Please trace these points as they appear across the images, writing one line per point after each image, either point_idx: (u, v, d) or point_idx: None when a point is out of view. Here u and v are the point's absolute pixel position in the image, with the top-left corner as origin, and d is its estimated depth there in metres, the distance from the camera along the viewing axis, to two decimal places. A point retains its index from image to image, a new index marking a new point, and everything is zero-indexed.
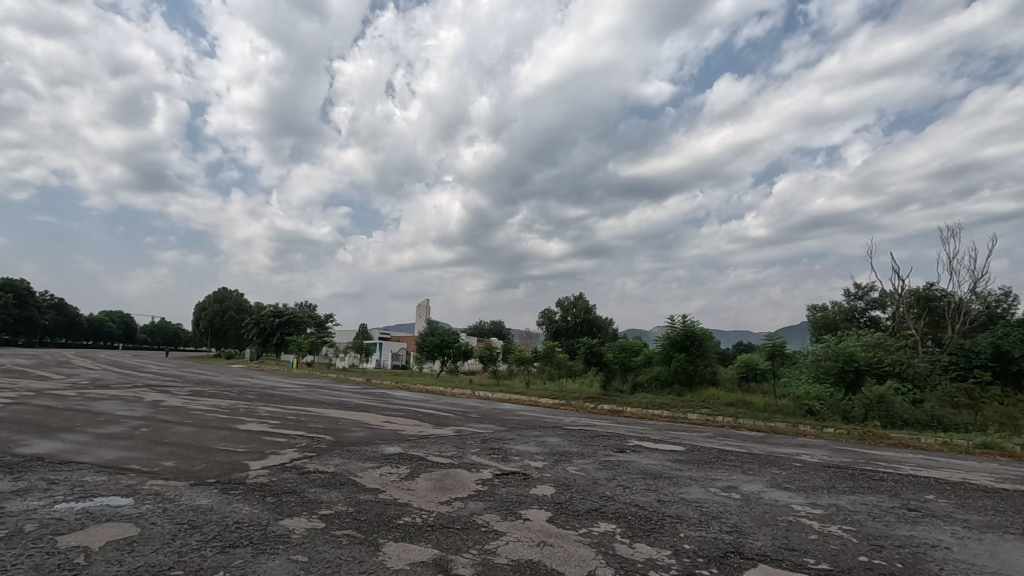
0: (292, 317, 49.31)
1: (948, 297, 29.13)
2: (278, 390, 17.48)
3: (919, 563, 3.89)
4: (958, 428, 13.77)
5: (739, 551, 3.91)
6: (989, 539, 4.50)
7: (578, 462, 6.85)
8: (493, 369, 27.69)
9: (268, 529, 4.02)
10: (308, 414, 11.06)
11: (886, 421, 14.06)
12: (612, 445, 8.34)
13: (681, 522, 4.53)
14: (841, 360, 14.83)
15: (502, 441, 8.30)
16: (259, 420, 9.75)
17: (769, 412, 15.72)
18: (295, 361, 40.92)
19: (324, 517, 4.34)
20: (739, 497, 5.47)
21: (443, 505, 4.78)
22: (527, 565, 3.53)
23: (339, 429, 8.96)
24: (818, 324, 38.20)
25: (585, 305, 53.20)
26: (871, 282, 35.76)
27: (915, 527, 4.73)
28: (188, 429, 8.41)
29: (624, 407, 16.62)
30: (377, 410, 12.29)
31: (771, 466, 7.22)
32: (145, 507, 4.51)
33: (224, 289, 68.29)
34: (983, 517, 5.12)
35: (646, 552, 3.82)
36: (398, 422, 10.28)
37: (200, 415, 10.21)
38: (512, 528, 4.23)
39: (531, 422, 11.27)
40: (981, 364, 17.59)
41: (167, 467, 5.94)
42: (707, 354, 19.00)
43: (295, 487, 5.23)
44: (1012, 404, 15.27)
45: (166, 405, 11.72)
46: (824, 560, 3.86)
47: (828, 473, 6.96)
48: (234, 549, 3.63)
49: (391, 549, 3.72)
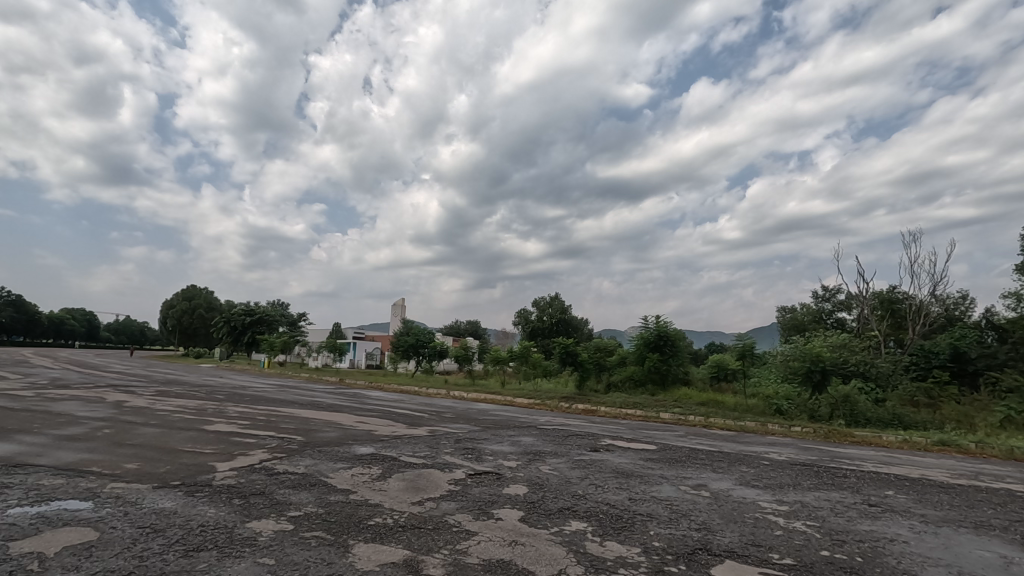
0: (264, 316, 48.42)
1: (910, 300, 30.06)
2: (249, 389, 17.14)
3: (877, 557, 4.02)
4: (917, 426, 14.29)
5: (708, 548, 3.99)
6: (944, 533, 4.68)
7: (551, 462, 6.89)
8: (469, 369, 27.46)
9: (234, 532, 3.94)
10: (279, 414, 10.89)
11: (850, 419, 14.48)
12: (585, 445, 8.39)
13: (652, 520, 4.60)
14: (808, 360, 15.27)
15: (476, 441, 8.28)
16: (228, 421, 9.56)
17: (739, 411, 16.01)
18: (267, 360, 40.07)
19: (293, 519, 4.27)
20: (708, 495, 5.57)
21: (416, 505, 4.76)
22: (498, 565, 3.53)
23: (311, 430, 8.85)
24: (787, 324, 39.22)
25: (561, 305, 53.60)
26: (838, 284, 36.95)
27: (875, 522, 4.88)
28: (154, 430, 8.21)
29: (598, 407, 16.68)
30: (350, 410, 12.13)
31: (740, 465, 7.37)
32: (105, 511, 4.37)
33: (193, 286, 66.63)
34: (939, 512, 5.32)
35: (616, 550, 3.86)
36: (372, 422, 10.18)
37: (167, 415, 9.96)
38: (485, 528, 4.23)
39: (505, 422, 11.27)
40: (941, 364, 18.32)
41: (130, 469, 5.78)
42: (680, 354, 19.32)
43: (264, 488, 5.14)
44: (969, 402, 15.92)
45: (130, 405, 11.39)
46: (788, 555, 3.96)
47: (795, 472, 7.10)
48: (198, 553, 3.54)
49: (361, 550, 3.69)
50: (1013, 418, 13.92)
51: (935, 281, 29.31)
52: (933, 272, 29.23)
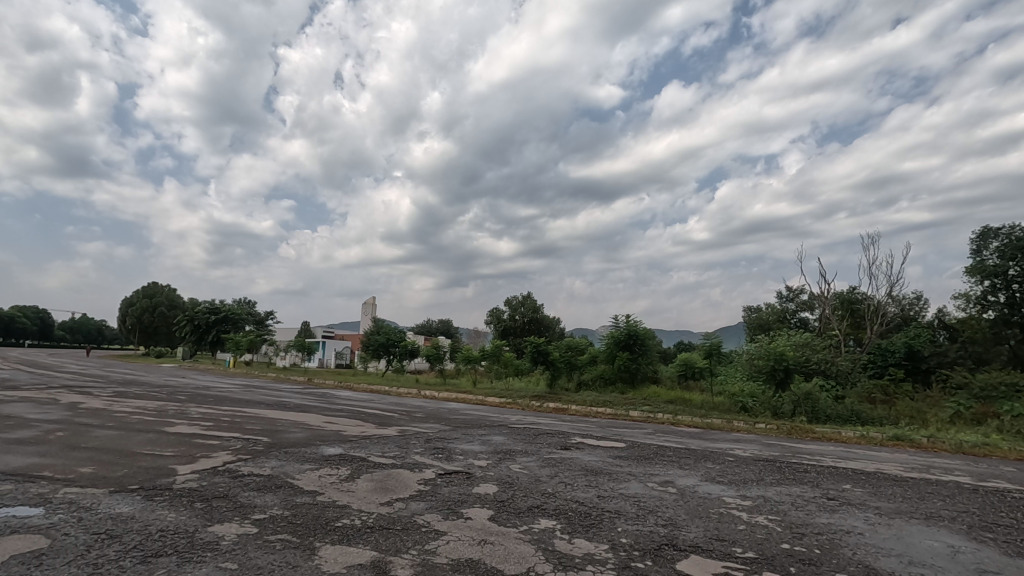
0: (229, 314, 47.15)
1: (868, 300, 31.19)
2: (213, 390, 16.66)
3: (834, 548, 4.17)
4: (874, 421, 14.85)
5: (673, 544, 4.06)
6: (897, 524, 4.88)
7: (521, 460, 6.92)
8: (440, 369, 27.29)
9: (195, 537, 3.84)
10: (244, 415, 10.61)
11: (812, 416, 14.98)
12: (555, 443, 8.48)
13: (620, 516, 4.67)
14: (772, 359, 15.75)
15: (446, 440, 8.22)
16: (191, 422, 9.28)
17: (705, 408, 16.39)
18: (232, 360, 39.06)
19: (258, 522, 4.18)
20: (675, 491, 5.68)
21: (385, 506, 4.73)
22: (467, 565, 3.52)
23: (278, 430, 8.67)
24: (752, 324, 40.26)
25: (533, 304, 53.69)
26: (801, 285, 38.10)
27: (833, 515, 5.05)
28: (110, 433, 7.90)
29: (569, 406, 16.79)
30: (318, 410, 11.93)
31: (706, 461, 7.54)
32: (56, 517, 4.19)
33: (155, 284, 64.55)
34: (892, 504, 5.55)
35: (584, 546, 3.90)
36: (340, 422, 10.04)
37: (125, 417, 9.60)
38: (453, 528, 4.21)
39: (475, 421, 11.24)
40: (896, 362, 19.03)
41: (84, 473, 5.55)
42: (649, 352, 19.68)
43: (228, 491, 5.01)
44: (921, 398, 16.67)
45: (87, 406, 10.94)
46: (750, 548, 4.07)
47: (757, 467, 7.30)
48: (157, 559, 3.44)
49: (328, 552, 3.63)
50: (962, 413, 14.63)
51: (891, 282, 30.44)
52: (890, 274, 30.40)
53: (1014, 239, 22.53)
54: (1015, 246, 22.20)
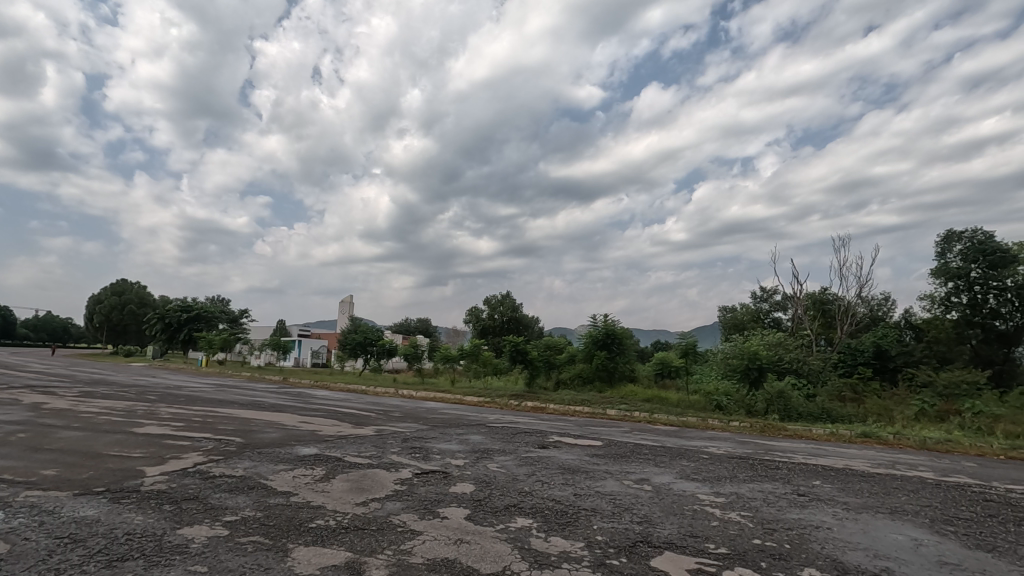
0: (201, 312, 46.13)
1: (839, 301, 31.96)
2: (184, 389, 16.28)
3: (804, 543, 4.26)
4: (844, 419, 15.19)
5: (648, 540, 4.11)
6: (864, 518, 5.02)
7: (499, 459, 6.95)
8: (418, 368, 27.12)
9: (164, 539, 3.75)
10: (217, 415, 10.40)
11: (784, 414, 15.32)
12: (533, 441, 8.52)
13: (595, 514, 4.71)
14: (747, 358, 16.11)
15: (424, 440, 8.18)
16: (160, 422, 9.05)
17: (681, 407, 16.60)
18: (205, 359, 38.23)
19: (229, 524, 4.11)
20: (651, 489, 5.75)
21: (360, 506, 4.68)
22: (442, 564, 3.52)
23: (251, 431, 8.52)
24: (728, 324, 40.99)
25: (512, 304, 53.65)
26: (774, 286, 38.88)
27: (803, 511, 5.17)
28: (75, 434, 7.66)
29: (548, 404, 17.01)
30: (293, 410, 11.75)
31: (681, 458, 7.67)
32: (16, 521, 4.05)
33: (124, 282, 62.87)
34: (860, 499, 5.72)
35: (561, 544, 3.93)
36: (316, 422, 9.91)
37: (90, 417, 9.31)
38: (429, 527, 4.19)
39: (454, 420, 11.15)
40: (865, 361, 19.54)
41: (47, 476, 5.38)
42: (626, 352, 19.88)
43: (198, 493, 4.90)
44: (888, 396, 17.15)
45: (51, 407, 10.58)
46: (723, 544, 4.14)
47: (731, 464, 7.43)
48: (123, 564, 3.35)
49: (301, 554, 3.58)
50: (927, 411, 15.09)
51: (861, 284, 31.20)
52: (860, 275, 31.16)
53: (977, 243, 23.32)
54: (977, 250, 23.00)
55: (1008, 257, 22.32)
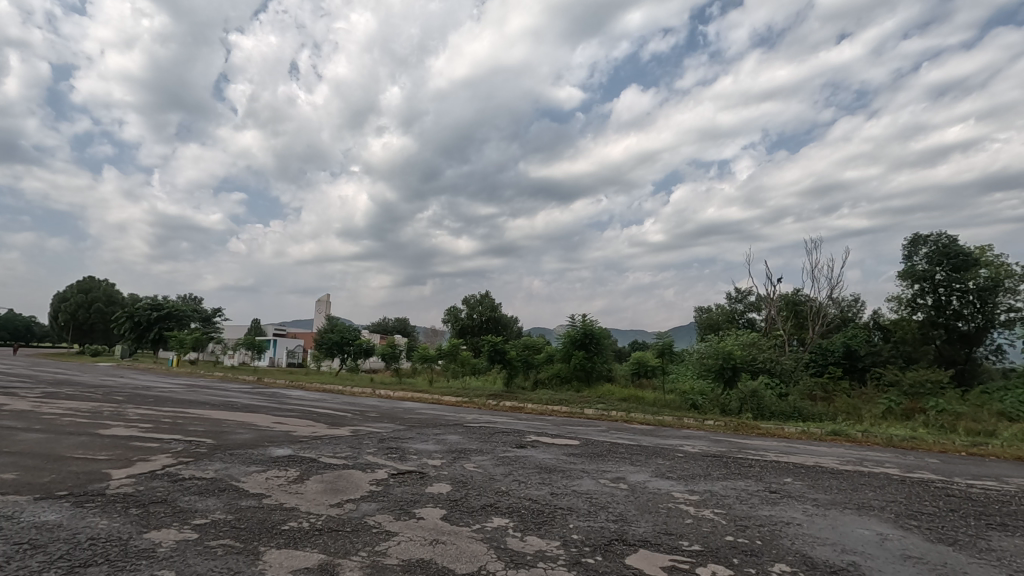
0: (172, 311, 45.00)
1: (811, 301, 32.67)
2: (154, 390, 15.85)
3: (774, 539, 4.35)
4: (814, 417, 15.52)
5: (623, 538, 4.16)
6: (832, 514, 5.15)
7: (476, 459, 6.94)
8: (396, 368, 26.87)
9: (130, 544, 3.65)
10: (188, 415, 10.16)
11: (757, 413, 15.58)
12: (511, 441, 8.52)
13: (571, 513, 4.73)
14: (722, 358, 16.64)
15: (401, 440, 8.12)
16: (128, 424, 8.81)
17: (657, 406, 16.80)
18: (175, 359, 37.30)
19: (198, 527, 4.01)
20: (627, 487, 5.80)
21: (335, 507, 4.62)
22: (417, 565, 3.49)
23: (224, 431, 8.36)
24: (704, 324, 41.63)
25: (490, 304, 53.54)
26: (749, 287, 39.57)
27: (774, 507, 5.28)
28: (36, 436, 7.40)
29: (525, 403, 17.07)
30: (266, 411, 11.52)
31: (656, 457, 7.73)
32: None
33: (91, 280, 61.01)
34: (828, 496, 5.86)
35: (536, 544, 3.93)
36: (290, 423, 9.75)
37: (53, 419, 8.99)
38: (405, 528, 4.16)
39: (431, 421, 11.08)
40: (835, 361, 20.04)
41: (6, 480, 5.19)
42: (604, 352, 20.02)
43: (167, 496, 4.78)
44: (857, 395, 17.58)
45: (11, 409, 10.21)
46: (696, 541, 4.20)
47: (705, 463, 7.53)
48: (85, 570, 3.24)
49: (273, 557, 3.52)
50: (893, 409, 15.53)
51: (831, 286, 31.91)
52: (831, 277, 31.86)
53: (941, 247, 24.10)
54: (941, 253, 23.78)
55: (970, 260, 23.18)
